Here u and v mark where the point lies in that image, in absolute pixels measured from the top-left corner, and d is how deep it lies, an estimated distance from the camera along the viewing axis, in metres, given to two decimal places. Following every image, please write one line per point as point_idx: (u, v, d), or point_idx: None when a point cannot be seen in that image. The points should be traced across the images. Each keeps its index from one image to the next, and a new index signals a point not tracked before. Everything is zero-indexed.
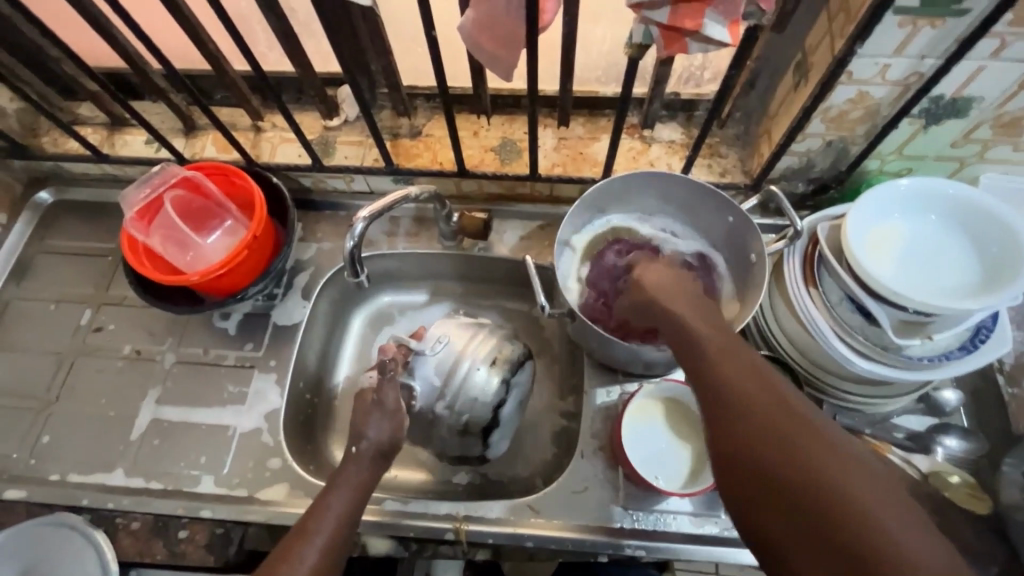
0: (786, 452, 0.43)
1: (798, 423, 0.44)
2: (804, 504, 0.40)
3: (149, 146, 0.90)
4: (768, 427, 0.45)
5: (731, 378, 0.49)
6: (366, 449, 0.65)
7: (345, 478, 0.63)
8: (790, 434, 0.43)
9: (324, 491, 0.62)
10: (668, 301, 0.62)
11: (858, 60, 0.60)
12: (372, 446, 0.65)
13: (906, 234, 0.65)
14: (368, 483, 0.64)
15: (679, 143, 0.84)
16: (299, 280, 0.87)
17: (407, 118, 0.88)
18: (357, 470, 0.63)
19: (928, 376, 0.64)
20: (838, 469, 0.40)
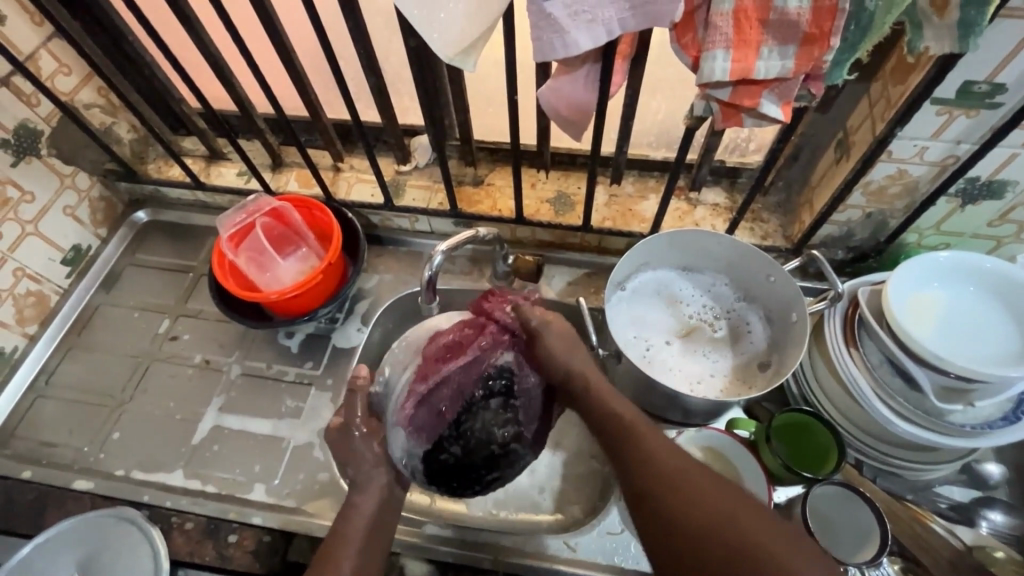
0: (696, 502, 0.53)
1: (634, 432, 0.59)
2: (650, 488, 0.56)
3: (240, 177, 1.01)
4: (693, 474, 0.55)
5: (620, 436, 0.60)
6: (377, 473, 0.66)
7: (360, 501, 0.65)
8: (693, 479, 0.55)
9: (347, 501, 0.65)
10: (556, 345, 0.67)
11: (898, 142, 0.66)
12: (381, 474, 0.66)
13: (945, 304, 0.68)
14: (379, 507, 0.65)
15: (723, 206, 0.90)
16: (359, 307, 0.94)
17: (472, 168, 0.97)
18: (367, 502, 0.64)
19: (970, 443, 0.65)
20: (707, 497, 0.53)
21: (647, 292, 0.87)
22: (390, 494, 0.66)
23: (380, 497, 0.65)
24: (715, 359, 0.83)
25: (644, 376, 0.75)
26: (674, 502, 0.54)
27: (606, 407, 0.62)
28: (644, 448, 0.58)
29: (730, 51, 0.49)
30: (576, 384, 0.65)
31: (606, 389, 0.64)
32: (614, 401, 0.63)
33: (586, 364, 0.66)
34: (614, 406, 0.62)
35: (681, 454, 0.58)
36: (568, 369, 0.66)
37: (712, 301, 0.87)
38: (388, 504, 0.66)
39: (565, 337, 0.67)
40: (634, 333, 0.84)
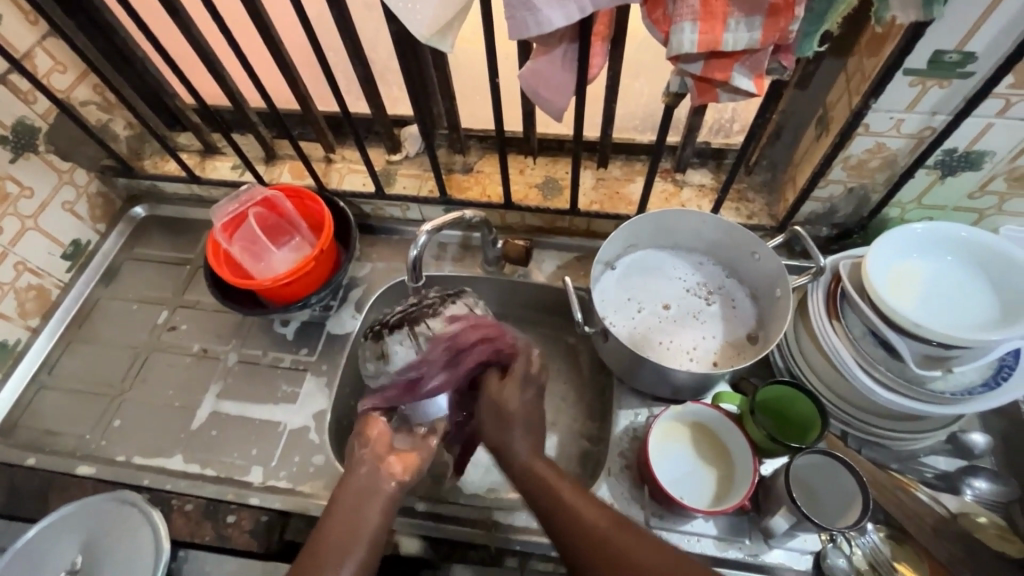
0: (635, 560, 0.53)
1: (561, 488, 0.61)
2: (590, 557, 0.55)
3: (234, 171, 1.02)
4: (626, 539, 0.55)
5: (556, 512, 0.59)
6: (358, 470, 0.65)
7: (344, 500, 0.62)
8: (624, 537, 0.55)
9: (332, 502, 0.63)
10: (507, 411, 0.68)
11: (874, 114, 0.67)
12: (358, 471, 0.65)
13: (923, 274, 0.69)
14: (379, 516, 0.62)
15: (709, 187, 0.91)
16: (353, 295, 0.95)
17: (461, 156, 0.98)
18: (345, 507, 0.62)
19: (950, 410, 0.66)
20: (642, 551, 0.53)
21: (638, 274, 0.89)
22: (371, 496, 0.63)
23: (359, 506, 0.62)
24: (708, 333, 0.84)
25: (631, 353, 0.76)
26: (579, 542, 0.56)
27: (539, 482, 0.62)
28: (573, 510, 0.58)
29: (696, 23, 0.50)
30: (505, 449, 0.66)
31: (531, 450, 0.66)
32: (546, 476, 0.62)
33: (525, 428, 0.67)
34: (546, 477, 0.62)
35: (613, 518, 0.57)
36: (503, 429, 0.67)
37: (704, 277, 0.89)
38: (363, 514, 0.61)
39: (509, 406, 0.68)
40: (626, 300, 0.87)
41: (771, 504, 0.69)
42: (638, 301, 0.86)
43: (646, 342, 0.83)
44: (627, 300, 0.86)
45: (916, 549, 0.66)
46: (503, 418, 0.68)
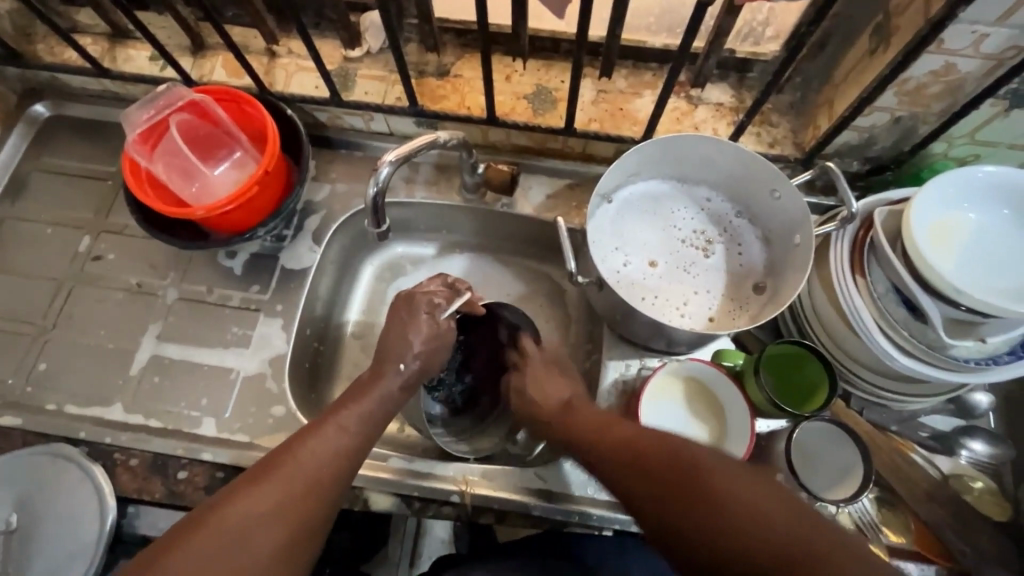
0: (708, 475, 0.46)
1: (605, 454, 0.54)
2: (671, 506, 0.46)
3: (154, 63, 0.83)
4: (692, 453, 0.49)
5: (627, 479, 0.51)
6: (390, 382, 0.62)
7: (358, 396, 0.61)
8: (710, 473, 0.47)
9: (357, 392, 0.61)
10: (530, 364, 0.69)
11: (955, 26, 0.54)
12: (388, 386, 0.62)
13: (970, 229, 0.60)
14: (373, 412, 0.60)
15: (728, 107, 0.78)
16: (309, 223, 0.82)
17: (435, 55, 0.81)
18: (361, 414, 0.59)
19: (970, 380, 0.60)
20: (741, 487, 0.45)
21: (634, 213, 0.78)
22: (390, 417, 0.62)
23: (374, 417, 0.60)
24: (703, 287, 0.76)
25: (628, 306, 0.67)
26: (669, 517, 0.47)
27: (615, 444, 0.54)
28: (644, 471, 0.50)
29: None
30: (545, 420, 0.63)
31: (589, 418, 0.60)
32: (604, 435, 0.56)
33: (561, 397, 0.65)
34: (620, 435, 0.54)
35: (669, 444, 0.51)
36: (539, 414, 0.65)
37: (705, 224, 0.79)
38: (373, 430, 0.60)
39: (542, 387, 0.66)
40: (619, 241, 0.77)
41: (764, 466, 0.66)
42: (631, 245, 0.77)
43: (634, 294, 0.74)
44: (618, 244, 0.77)
45: (902, 510, 0.65)
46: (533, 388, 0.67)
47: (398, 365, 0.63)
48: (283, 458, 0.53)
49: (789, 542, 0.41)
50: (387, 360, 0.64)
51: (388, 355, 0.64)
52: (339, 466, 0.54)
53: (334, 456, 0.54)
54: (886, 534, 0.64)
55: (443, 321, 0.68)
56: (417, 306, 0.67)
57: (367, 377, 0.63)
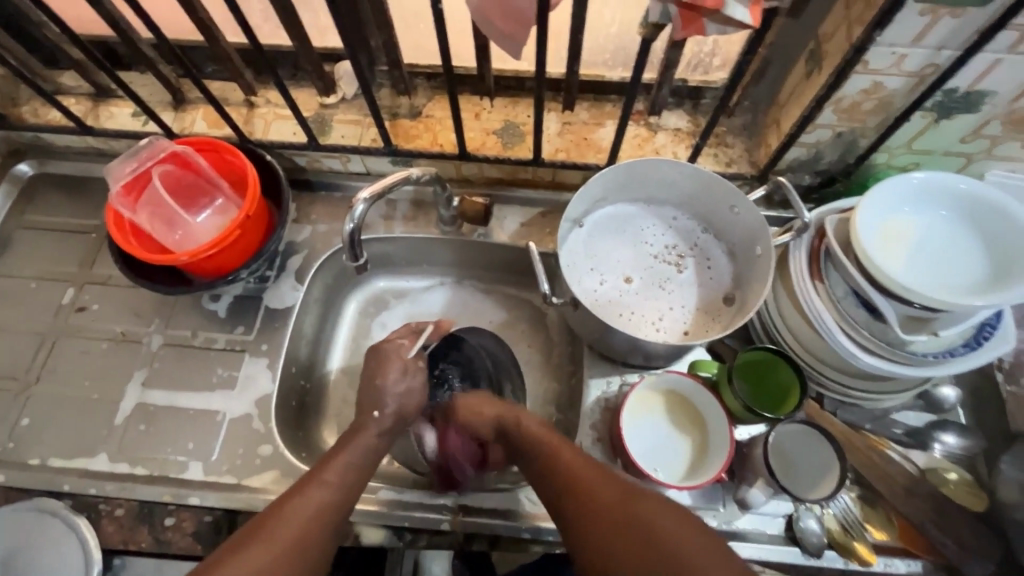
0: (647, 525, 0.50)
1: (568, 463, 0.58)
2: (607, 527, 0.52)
3: (136, 119, 0.86)
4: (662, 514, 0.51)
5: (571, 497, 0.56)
6: (369, 433, 0.64)
7: (341, 447, 0.62)
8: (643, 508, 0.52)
9: (342, 442, 0.63)
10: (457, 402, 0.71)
11: (876, 49, 0.59)
12: (368, 435, 0.64)
13: (914, 232, 0.64)
14: (356, 464, 0.61)
15: (685, 131, 0.83)
16: (292, 263, 0.84)
17: (407, 98, 0.85)
18: (341, 467, 0.60)
19: (931, 373, 0.63)
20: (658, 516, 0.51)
21: (606, 235, 0.82)
22: (374, 465, 0.64)
23: (359, 470, 0.61)
24: (677, 300, 0.79)
25: (603, 324, 0.70)
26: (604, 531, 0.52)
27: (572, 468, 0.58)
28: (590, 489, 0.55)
29: None
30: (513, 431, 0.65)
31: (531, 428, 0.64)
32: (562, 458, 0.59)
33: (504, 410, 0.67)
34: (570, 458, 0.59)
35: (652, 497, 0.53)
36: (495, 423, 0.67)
37: (675, 240, 0.82)
38: (357, 482, 0.61)
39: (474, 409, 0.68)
40: (592, 261, 0.80)
41: (747, 472, 0.67)
42: (604, 264, 0.80)
43: (608, 315, 0.77)
44: (591, 265, 0.80)
45: (883, 506, 0.67)
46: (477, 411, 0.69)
47: (376, 410, 0.66)
48: (272, 513, 0.55)
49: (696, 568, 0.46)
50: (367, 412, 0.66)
51: (368, 401, 0.67)
52: (325, 518, 0.56)
53: (320, 510, 0.56)
54: (871, 531, 0.66)
55: (414, 360, 0.71)
56: (384, 353, 0.70)
57: (351, 430, 0.65)
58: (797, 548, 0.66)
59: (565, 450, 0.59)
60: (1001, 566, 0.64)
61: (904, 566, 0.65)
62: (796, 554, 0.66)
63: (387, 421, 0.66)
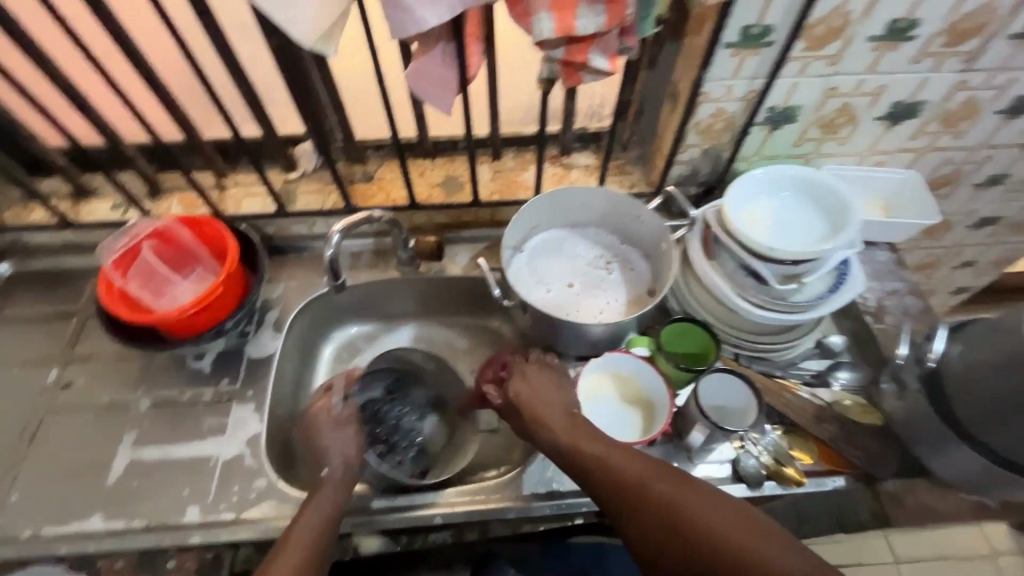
0: (655, 497, 0.59)
1: (588, 452, 0.66)
2: (627, 506, 0.61)
3: (115, 210, 0.97)
4: (682, 493, 0.59)
5: (595, 478, 0.64)
6: (329, 490, 0.68)
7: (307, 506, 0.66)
8: (654, 484, 0.61)
9: (306, 502, 0.67)
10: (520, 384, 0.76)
11: (710, 83, 0.80)
12: (328, 491, 0.68)
13: (771, 211, 0.83)
14: (324, 520, 0.65)
15: (592, 166, 1.02)
16: (269, 316, 0.94)
17: (361, 166, 1.01)
18: (307, 523, 0.64)
19: (809, 315, 0.79)
20: (667, 487, 0.60)
21: (544, 253, 0.97)
22: (340, 520, 0.67)
23: (328, 523, 0.65)
24: (612, 295, 0.94)
25: (550, 320, 0.83)
26: (627, 504, 0.61)
27: (585, 456, 0.66)
28: (604, 470, 0.64)
29: (551, 12, 0.57)
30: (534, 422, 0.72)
31: (558, 419, 0.71)
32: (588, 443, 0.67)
33: (552, 406, 0.73)
34: (580, 448, 0.67)
35: (666, 475, 0.62)
36: (534, 411, 0.73)
37: (602, 250, 0.99)
38: (327, 538, 0.64)
39: (530, 389, 0.75)
40: (536, 275, 0.95)
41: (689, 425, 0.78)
42: (546, 276, 0.95)
43: (558, 311, 0.90)
44: (535, 279, 0.94)
45: (804, 435, 0.80)
46: (527, 400, 0.74)
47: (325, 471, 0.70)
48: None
49: (709, 527, 0.55)
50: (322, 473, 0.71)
51: (316, 460, 0.73)
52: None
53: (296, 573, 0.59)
54: (798, 458, 0.78)
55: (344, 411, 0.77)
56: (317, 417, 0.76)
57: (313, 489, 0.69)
58: (743, 483, 0.77)
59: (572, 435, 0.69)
60: (902, 465, 0.77)
61: (832, 483, 0.77)
62: (742, 489, 0.77)
63: (336, 478, 0.70)
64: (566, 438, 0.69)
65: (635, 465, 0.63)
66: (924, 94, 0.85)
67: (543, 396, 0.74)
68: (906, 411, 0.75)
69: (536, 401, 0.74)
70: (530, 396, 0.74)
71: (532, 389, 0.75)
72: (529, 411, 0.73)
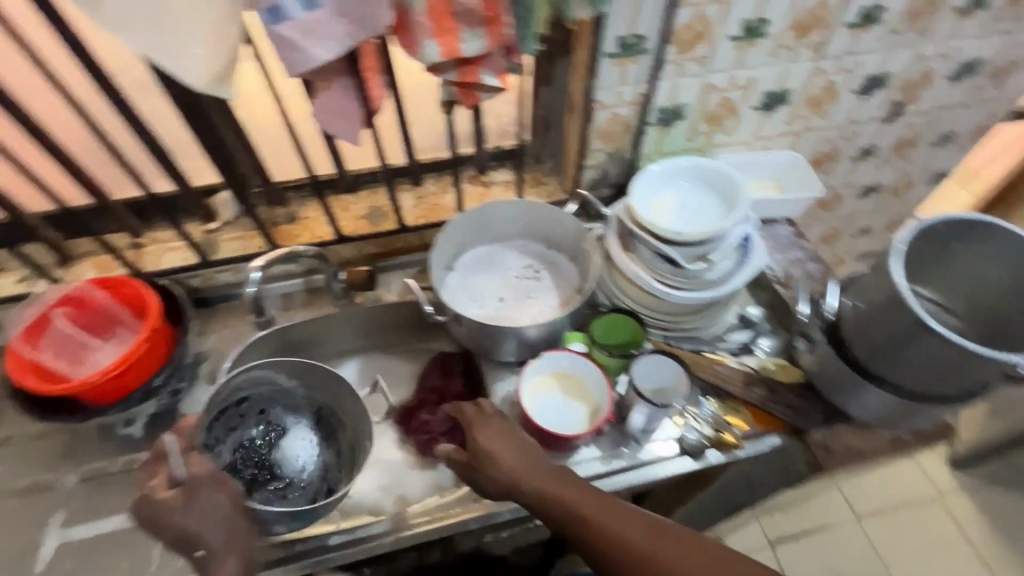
0: (647, 557, 0.62)
1: (574, 508, 0.66)
2: (619, 563, 0.63)
3: (21, 284, 0.92)
4: (676, 552, 0.62)
5: (582, 535, 0.65)
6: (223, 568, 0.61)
7: None
8: (647, 543, 0.63)
9: None
10: (487, 446, 0.70)
11: (600, 92, 0.87)
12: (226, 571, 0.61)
13: (673, 200, 0.90)
14: None
15: (510, 181, 1.07)
16: (203, 370, 0.91)
17: (283, 208, 1.02)
18: None
19: (722, 290, 0.86)
20: (659, 545, 0.63)
21: (474, 270, 1.01)
22: None
23: None
24: (544, 301, 0.97)
25: (485, 330, 0.85)
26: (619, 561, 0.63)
27: (571, 513, 0.66)
28: (591, 526, 0.65)
29: (434, 39, 0.62)
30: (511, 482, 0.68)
31: (540, 477, 0.68)
32: (573, 500, 0.66)
33: (528, 468, 0.69)
34: (567, 505, 0.66)
35: (656, 531, 0.64)
36: (510, 476, 0.68)
37: (530, 260, 1.03)
38: None
39: (500, 453, 0.69)
40: (468, 291, 0.98)
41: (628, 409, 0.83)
42: (479, 291, 0.98)
43: (493, 321, 0.94)
44: (469, 294, 0.97)
45: (736, 402, 0.86)
46: (494, 464, 0.69)
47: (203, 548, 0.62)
48: None
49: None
50: (190, 556, 0.62)
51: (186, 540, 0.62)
52: None
53: None
54: (734, 424, 0.84)
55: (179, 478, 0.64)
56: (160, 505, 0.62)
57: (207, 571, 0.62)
58: (689, 458, 0.82)
59: (556, 489, 0.67)
60: (826, 415, 0.83)
61: (768, 441, 0.83)
62: (689, 463, 0.82)
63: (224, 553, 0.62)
64: (551, 494, 0.67)
65: (624, 520, 0.65)
66: (788, 83, 0.96)
67: (518, 458, 0.69)
68: (819, 364, 0.81)
69: (509, 464, 0.69)
70: (500, 458, 0.69)
71: (504, 450, 0.70)
72: (504, 476, 0.68)
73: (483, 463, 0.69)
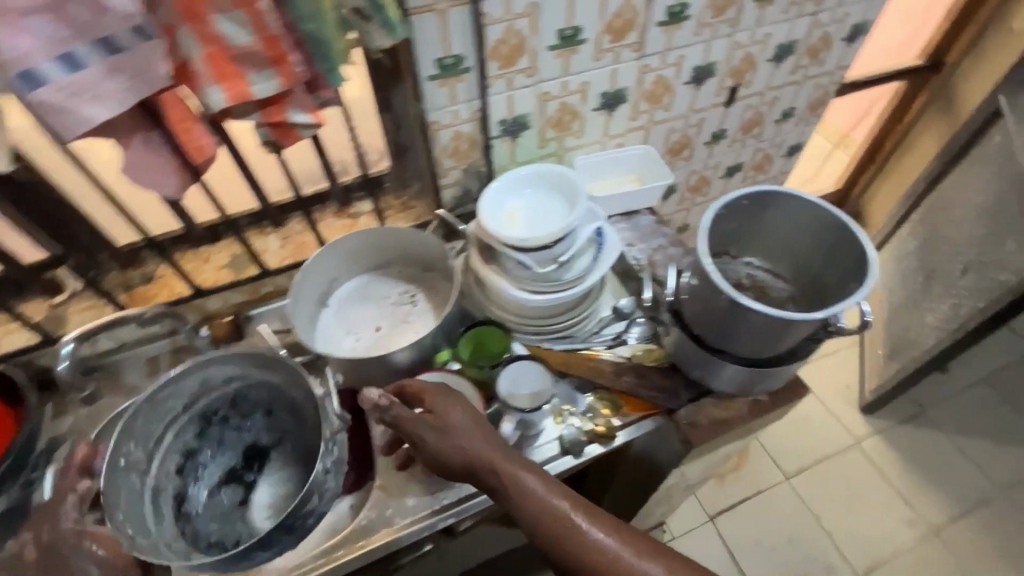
0: (598, 552, 0.62)
1: (532, 495, 0.65)
2: (572, 548, 0.63)
3: None
4: (632, 548, 0.63)
5: (538, 519, 0.65)
6: None
7: None
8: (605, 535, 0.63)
9: None
10: (451, 419, 0.71)
11: (434, 113, 0.89)
12: None
13: (519, 209, 0.93)
14: None
15: (376, 209, 1.07)
16: (59, 454, 0.85)
17: (138, 269, 0.98)
18: None
19: (581, 287, 0.88)
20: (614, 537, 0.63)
21: (347, 304, 1.00)
22: None
23: None
24: (421, 324, 0.97)
25: (353, 363, 0.84)
26: (570, 547, 0.63)
27: (531, 500, 0.65)
28: (549, 514, 0.64)
29: (218, 85, 0.61)
30: (471, 460, 0.69)
31: (502, 456, 0.68)
32: (535, 491, 0.66)
33: (490, 445, 0.69)
34: (528, 492, 0.66)
35: (616, 524, 0.65)
36: (469, 455, 0.69)
37: (406, 285, 1.03)
38: None
39: (460, 430, 0.70)
40: (342, 326, 0.97)
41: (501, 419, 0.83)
42: (353, 325, 0.97)
43: (365, 352, 0.93)
44: (342, 329, 0.96)
45: (610, 392, 0.88)
46: (452, 439, 0.70)
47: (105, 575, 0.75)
48: None
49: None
50: None
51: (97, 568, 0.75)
52: None
53: None
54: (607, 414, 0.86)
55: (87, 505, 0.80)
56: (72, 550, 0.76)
57: None
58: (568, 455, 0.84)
59: (522, 470, 0.67)
60: (693, 391, 0.87)
61: (645, 425, 0.86)
62: (569, 460, 0.84)
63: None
64: (512, 478, 0.67)
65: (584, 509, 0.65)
66: (620, 83, 1.01)
67: (482, 434, 0.70)
68: (676, 343, 0.85)
69: (470, 442, 0.69)
70: (464, 436, 0.70)
71: (467, 431, 0.70)
72: (463, 453, 0.69)
73: (444, 437, 0.70)
